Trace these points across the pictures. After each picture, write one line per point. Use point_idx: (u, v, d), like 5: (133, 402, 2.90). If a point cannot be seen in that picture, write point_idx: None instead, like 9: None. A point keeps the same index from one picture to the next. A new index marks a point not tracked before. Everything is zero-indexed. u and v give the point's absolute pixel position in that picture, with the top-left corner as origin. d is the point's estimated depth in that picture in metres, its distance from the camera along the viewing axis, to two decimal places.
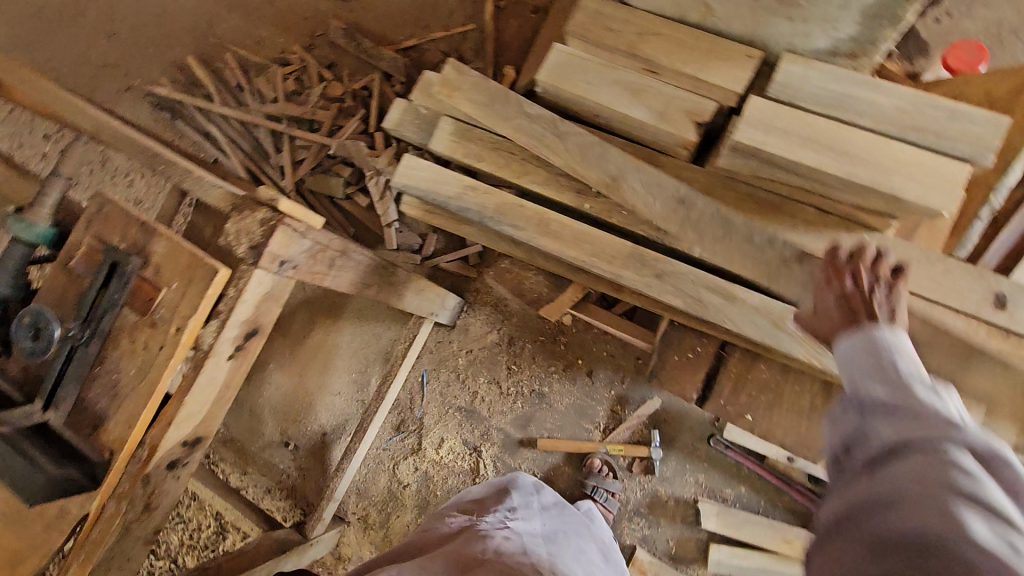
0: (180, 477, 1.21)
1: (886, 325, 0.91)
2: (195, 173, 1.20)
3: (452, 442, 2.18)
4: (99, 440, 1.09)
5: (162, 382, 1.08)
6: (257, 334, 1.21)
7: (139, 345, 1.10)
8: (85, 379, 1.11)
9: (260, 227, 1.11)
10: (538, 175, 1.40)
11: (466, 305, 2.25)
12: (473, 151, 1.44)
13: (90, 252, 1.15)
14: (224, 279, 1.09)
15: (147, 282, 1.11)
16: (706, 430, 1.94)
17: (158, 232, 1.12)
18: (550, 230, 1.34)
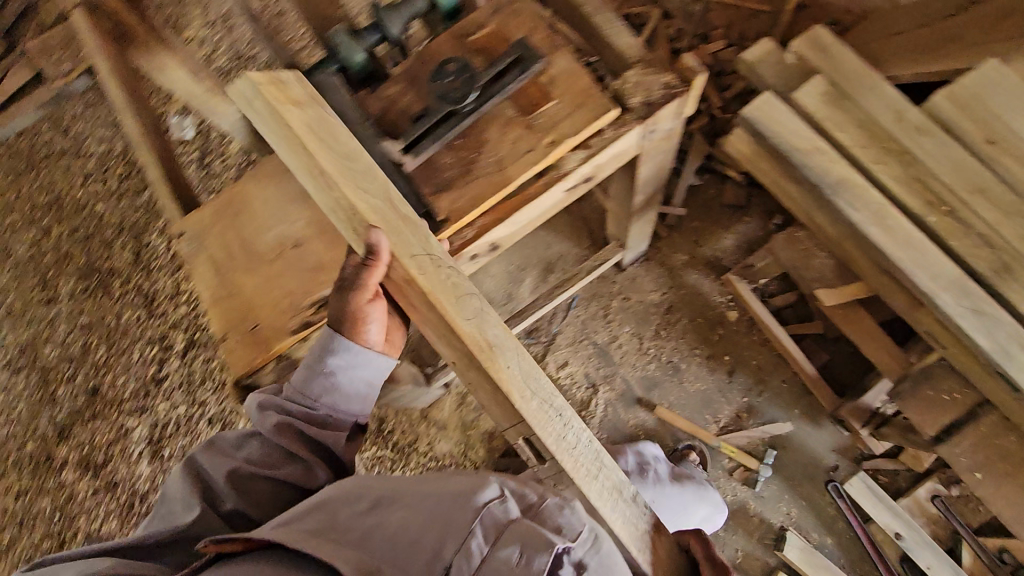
0: (461, 274, 1.25)
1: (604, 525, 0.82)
2: (606, 17, 1.24)
3: (574, 370, 2.19)
4: (439, 202, 1.14)
5: (516, 180, 1.14)
6: (589, 182, 1.24)
7: (508, 137, 1.15)
8: (447, 143, 1.16)
9: (660, 90, 1.16)
10: (892, 168, 1.30)
11: (644, 259, 2.24)
12: (836, 118, 1.34)
13: (492, 37, 1.21)
14: (612, 120, 1.15)
15: (540, 88, 1.17)
16: (823, 474, 1.95)
17: (564, 52, 1.18)
18: (885, 223, 1.26)
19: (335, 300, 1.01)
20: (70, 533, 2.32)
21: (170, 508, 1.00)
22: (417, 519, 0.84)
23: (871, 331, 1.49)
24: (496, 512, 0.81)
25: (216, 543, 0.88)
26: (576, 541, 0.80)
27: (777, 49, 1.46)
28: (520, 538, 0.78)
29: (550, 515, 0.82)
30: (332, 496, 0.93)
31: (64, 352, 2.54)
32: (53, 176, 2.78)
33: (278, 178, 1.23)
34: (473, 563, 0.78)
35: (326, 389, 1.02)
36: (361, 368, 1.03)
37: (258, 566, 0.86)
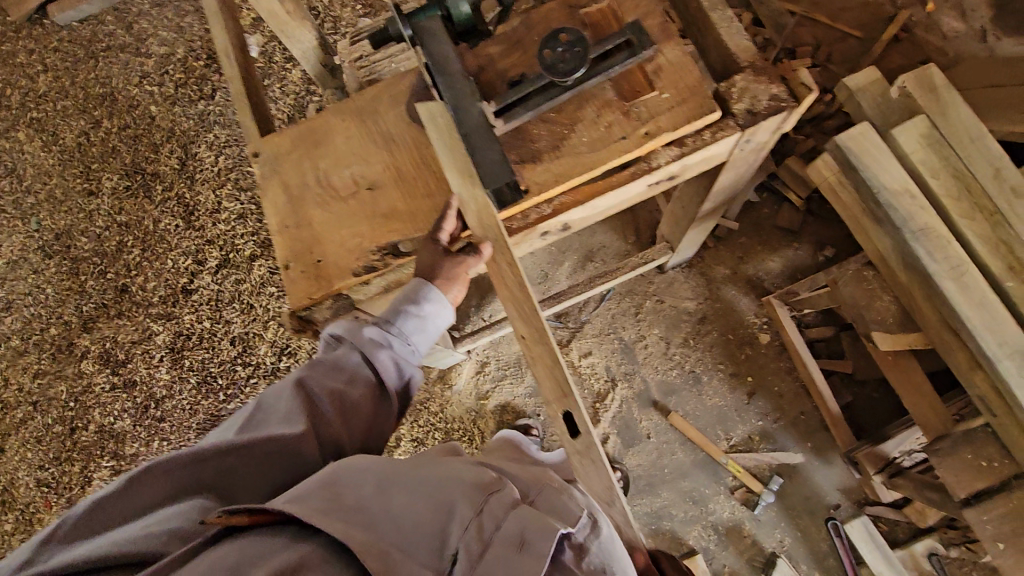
0: (525, 248, 1.24)
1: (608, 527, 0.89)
2: (724, 14, 1.20)
3: (596, 361, 2.19)
4: (521, 173, 1.12)
5: (604, 165, 1.11)
6: (673, 180, 1.22)
7: (603, 121, 1.12)
8: (540, 113, 1.13)
9: (767, 101, 1.12)
10: (980, 225, 1.26)
11: (686, 265, 2.22)
12: (931, 162, 1.30)
13: (606, 13, 1.17)
14: (713, 121, 1.11)
15: (644, 75, 1.13)
16: (824, 510, 1.98)
17: (676, 42, 1.14)
18: (960, 279, 1.23)
19: (431, 254, 1.08)
20: (83, 421, 2.39)
21: (260, 421, 0.94)
22: (425, 503, 0.85)
23: (917, 385, 1.45)
24: (495, 503, 0.86)
25: (228, 514, 0.79)
26: (577, 526, 0.86)
27: (882, 79, 1.40)
28: (521, 523, 0.83)
29: (556, 507, 0.90)
30: (335, 476, 0.87)
31: (98, 247, 2.56)
32: (110, 70, 2.75)
33: (362, 116, 1.22)
34: (478, 547, 0.81)
35: (412, 332, 1.07)
36: (440, 322, 1.09)
37: (276, 539, 0.79)
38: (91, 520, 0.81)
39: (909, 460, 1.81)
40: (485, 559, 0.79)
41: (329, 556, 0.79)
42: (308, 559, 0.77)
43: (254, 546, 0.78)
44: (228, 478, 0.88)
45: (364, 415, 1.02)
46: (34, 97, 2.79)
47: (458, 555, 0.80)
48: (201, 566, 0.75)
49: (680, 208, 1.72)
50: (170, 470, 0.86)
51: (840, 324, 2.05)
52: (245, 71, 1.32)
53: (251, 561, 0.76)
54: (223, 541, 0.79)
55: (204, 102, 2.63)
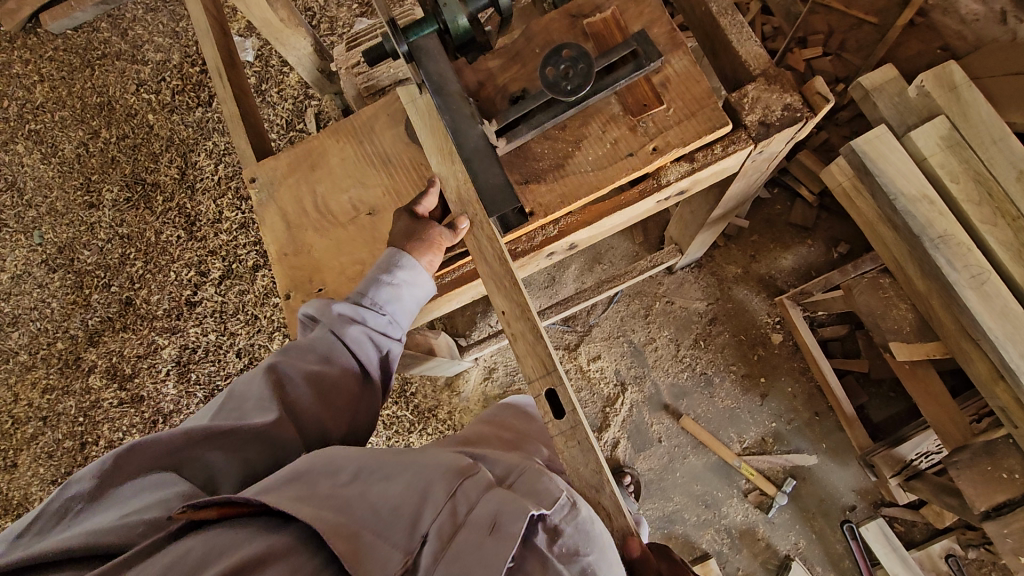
0: (533, 268, 1.21)
1: (588, 510, 0.82)
2: (733, 19, 1.13)
3: (605, 365, 2.16)
4: (524, 195, 1.08)
5: (610, 184, 1.07)
6: (683, 194, 1.17)
7: (608, 138, 1.08)
8: (543, 131, 1.09)
9: (780, 111, 1.07)
10: (1002, 232, 1.21)
11: (695, 265, 2.18)
12: (951, 167, 1.25)
13: (610, 23, 1.11)
14: (723, 134, 1.06)
15: (650, 88, 1.08)
16: (838, 512, 1.96)
17: (684, 51, 1.09)
18: (982, 289, 1.19)
19: (405, 224, 1.05)
20: (94, 436, 2.40)
21: (237, 403, 0.94)
22: (396, 485, 0.83)
23: (934, 394, 1.41)
24: (470, 485, 0.83)
25: (193, 508, 0.75)
26: (552, 507, 0.81)
27: (899, 78, 1.34)
28: (496, 505, 0.79)
29: (534, 490, 0.86)
30: (309, 465, 0.85)
31: (101, 260, 2.55)
32: (106, 78, 2.72)
33: (359, 138, 1.18)
34: (451, 530, 0.78)
35: (385, 302, 1.04)
36: (417, 291, 1.06)
37: (242, 532, 0.76)
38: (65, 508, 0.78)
39: (928, 461, 1.76)
40: (458, 535, 0.77)
41: (296, 546, 0.77)
42: (276, 549, 0.75)
43: (219, 539, 0.75)
44: (209, 462, 0.87)
45: (342, 391, 1.02)
46: (31, 108, 2.77)
47: (429, 539, 0.77)
48: (164, 558, 0.72)
49: (689, 211, 1.68)
50: (147, 455, 0.84)
51: (854, 323, 2.01)
52: (237, 89, 1.29)
53: (216, 553, 0.73)
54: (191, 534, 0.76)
55: (202, 109, 2.59)
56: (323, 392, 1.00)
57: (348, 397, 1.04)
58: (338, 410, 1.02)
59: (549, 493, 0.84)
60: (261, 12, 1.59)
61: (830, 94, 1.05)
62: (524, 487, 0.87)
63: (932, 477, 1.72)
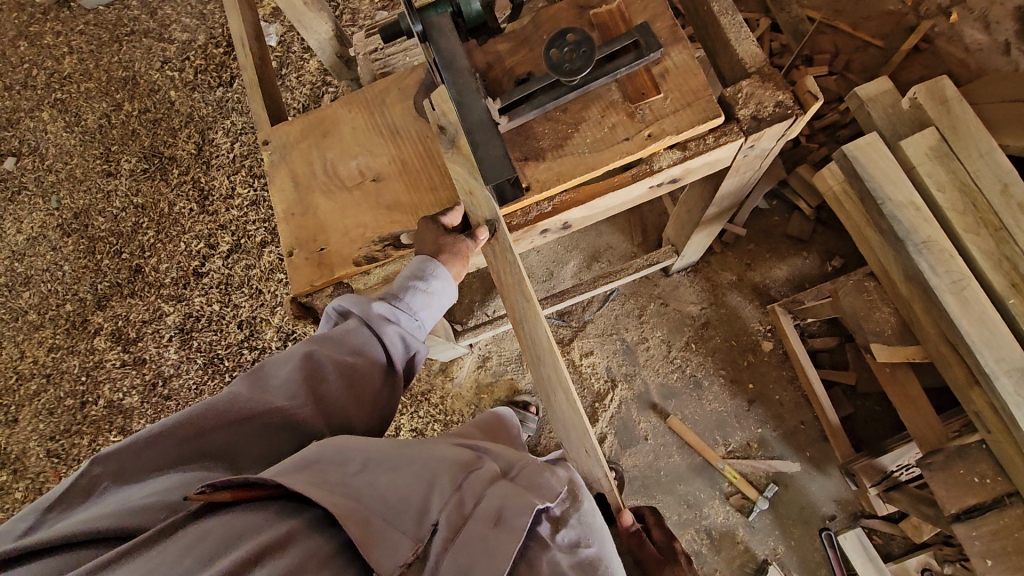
0: (527, 244, 1.27)
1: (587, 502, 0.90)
2: (734, 19, 1.19)
3: (597, 361, 2.20)
4: (524, 172, 1.13)
5: (605, 166, 1.12)
6: (675, 183, 1.23)
7: (606, 122, 1.13)
8: (545, 112, 1.14)
9: (773, 107, 1.11)
10: (984, 242, 1.25)
11: (691, 269, 2.22)
12: (938, 177, 1.29)
13: (615, 14, 1.16)
14: (716, 125, 1.11)
15: (650, 78, 1.13)
16: (818, 521, 1.97)
17: (684, 45, 1.14)
18: (961, 294, 1.22)
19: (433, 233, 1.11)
20: (94, 396, 2.45)
21: (263, 389, 0.96)
22: (406, 478, 0.86)
23: (914, 400, 1.44)
24: (475, 480, 0.86)
25: (210, 490, 0.81)
26: (555, 500, 0.86)
27: (894, 91, 1.39)
28: (500, 498, 0.83)
29: (536, 483, 0.88)
30: (319, 455, 0.89)
31: (114, 227, 2.61)
32: (133, 53, 2.81)
33: (370, 109, 1.24)
34: (457, 521, 0.82)
35: (419, 308, 1.10)
36: (445, 299, 1.12)
37: (259, 514, 0.82)
38: (89, 487, 0.84)
39: (907, 474, 1.78)
40: (464, 527, 0.81)
41: (312, 530, 0.83)
42: (294, 532, 0.81)
43: (235, 522, 0.81)
44: (230, 445, 0.91)
45: (370, 388, 1.06)
46: (59, 78, 2.86)
47: (437, 528, 0.82)
48: (183, 539, 0.78)
49: (686, 211, 1.72)
50: (168, 438, 0.88)
51: (844, 335, 2.04)
52: (259, 59, 1.35)
53: (238, 534, 0.79)
54: (210, 515, 0.81)
55: (223, 89, 2.67)
56: (352, 385, 1.03)
57: (374, 393, 1.07)
58: (363, 405, 1.05)
59: (552, 486, 0.87)
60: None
61: (820, 93, 1.10)
62: (526, 477, 0.90)
63: (911, 489, 1.74)
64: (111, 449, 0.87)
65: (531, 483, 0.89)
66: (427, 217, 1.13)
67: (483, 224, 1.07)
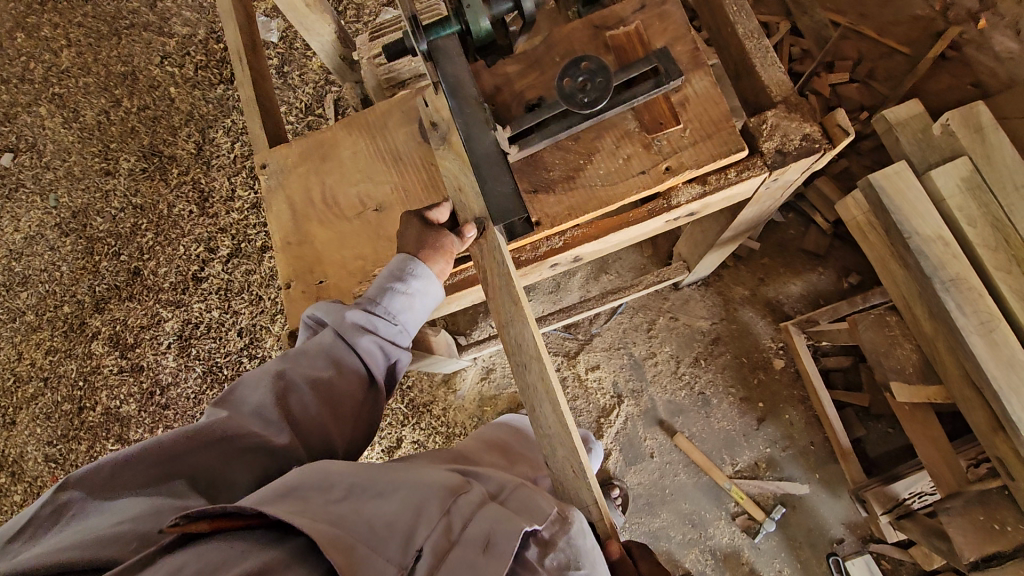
0: (535, 277, 1.21)
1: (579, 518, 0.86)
2: (759, 43, 1.11)
3: (604, 375, 2.15)
4: (533, 206, 1.07)
5: (618, 200, 1.06)
6: (692, 216, 1.16)
7: (620, 153, 1.07)
8: (556, 141, 1.07)
9: (799, 141, 1.05)
10: (1016, 280, 1.19)
11: (702, 282, 2.16)
12: (969, 210, 1.22)
13: (633, 37, 1.09)
14: (738, 158, 1.05)
15: (668, 107, 1.06)
16: (825, 544, 1.94)
17: (706, 72, 1.07)
18: (989, 337, 1.16)
19: (416, 229, 1.05)
20: (93, 400, 2.43)
21: (236, 415, 0.91)
22: (392, 503, 0.83)
23: (933, 436, 1.39)
24: (463, 504, 0.85)
25: (186, 521, 0.73)
26: (544, 522, 0.84)
27: (925, 114, 1.31)
28: (490, 523, 0.82)
29: (526, 506, 0.88)
30: (301, 480, 0.83)
31: (113, 228, 2.57)
32: (131, 48, 2.74)
33: (371, 133, 1.18)
34: (445, 546, 0.79)
35: (400, 311, 1.05)
36: (428, 300, 1.07)
37: (238, 546, 0.74)
38: (58, 512, 0.77)
39: (920, 502, 1.74)
40: (453, 552, 0.78)
41: (292, 560, 0.75)
42: (274, 565, 0.73)
43: (211, 554, 0.72)
44: (209, 468, 0.85)
45: (350, 403, 1.02)
46: (56, 72, 2.79)
47: (425, 554, 0.77)
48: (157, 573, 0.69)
49: (700, 230, 1.66)
50: (144, 460, 0.82)
51: (858, 355, 1.99)
52: (257, 75, 1.29)
53: (213, 567, 0.70)
54: (184, 549, 0.73)
55: (224, 86, 2.60)
56: (329, 402, 0.99)
57: (354, 407, 1.02)
58: (344, 423, 1.01)
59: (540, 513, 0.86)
60: None
61: (851, 127, 1.03)
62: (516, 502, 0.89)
63: (924, 519, 1.70)
64: (83, 471, 0.80)
65: (520, 507, 0.88)
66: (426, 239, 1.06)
67: (471, 222, 1.00)
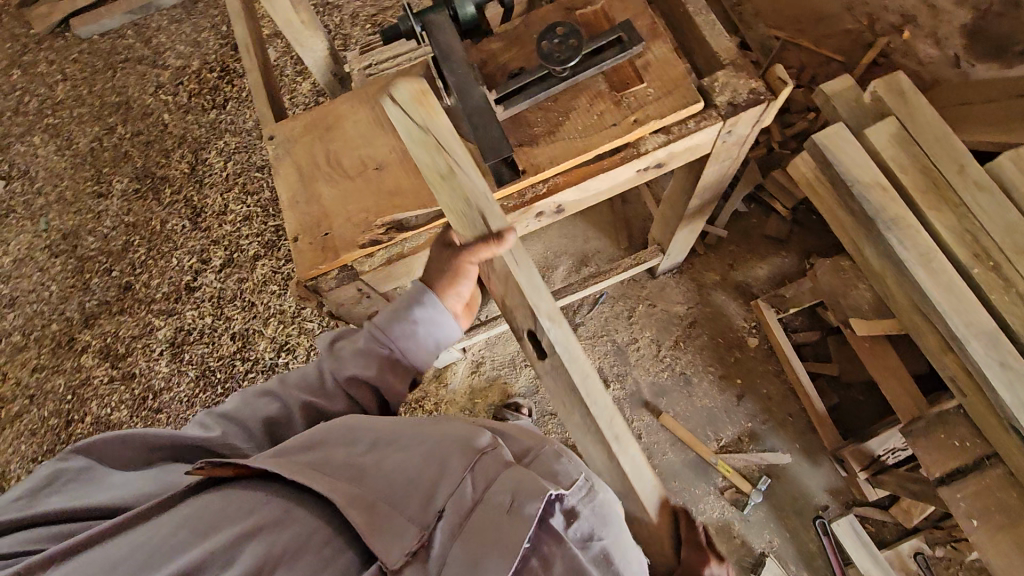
0: (525, 229, 1.32)
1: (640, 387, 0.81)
2: (706, 19, 1.29)
3: (590, 362, 2.24)
4: (519, 157, 1.20)
5: (594, 149, 1.20)
6: (660, 168, 1.30)
7: (594, 109, 1.21)
8: (536, 102, 1.22)
9: (746, 94, 1.21)
10: (948, 218, 1.34)
11: (677, 270, 2.30)
12: (901, 160, 1.39)
13: (599, 15, 1.26)
14: (695, 109, 1.20)
15: (633, 69, 1.22)
16: (811, 511, 2.00)
17: (663, 40, 1.24)
18: (929, 266, 1.31)
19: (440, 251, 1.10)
20: (79, 414, 2.40)
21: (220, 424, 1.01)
22: (408, 457, 0.92)
23: (895, 374, 1.50)
24: (487, 462, 0.91)
25: (211, 466, 0.86)
26: (570, 489, 0.90)
27: (856, 87, 1.50)
28: (512, 482, 0.86)
29: (552, 471, 0.93)
30: (326, 440, 0.96)
31: (105, 246, 2.62)
32: (127, 79, 2.88)
33: (370, 104, 1.31)
34: (466, 505, 0.86)
35: (403, 335, 1.08)
36: (438, 329, 1.11)
37: (260, 492, 0.87)
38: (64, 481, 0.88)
39: (894, 457, 1.84)
40: (475, 510, 0.85)
41: (313, 508, 0.87)
42: (294, 513, 0.86)
43: (232, 496, 0.86)
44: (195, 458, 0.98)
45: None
46: (51, 104, 2.91)
47: (444, 513, 0.86)
48: (174, 518, 0.83)
49: (670, 207, 1.81)
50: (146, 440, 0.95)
51: (825, 328, 2.12)
52: (263, 63, 1.42)
53: (229, 512, 0.84)
54: (210, 490, 0.87)
55: (216, 111, 2.74)
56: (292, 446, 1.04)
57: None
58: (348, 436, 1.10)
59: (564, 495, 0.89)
60: (287, 10, 1.75)
61: (789, 79, 1.19)
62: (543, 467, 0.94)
63: (898, 471, 1.79)
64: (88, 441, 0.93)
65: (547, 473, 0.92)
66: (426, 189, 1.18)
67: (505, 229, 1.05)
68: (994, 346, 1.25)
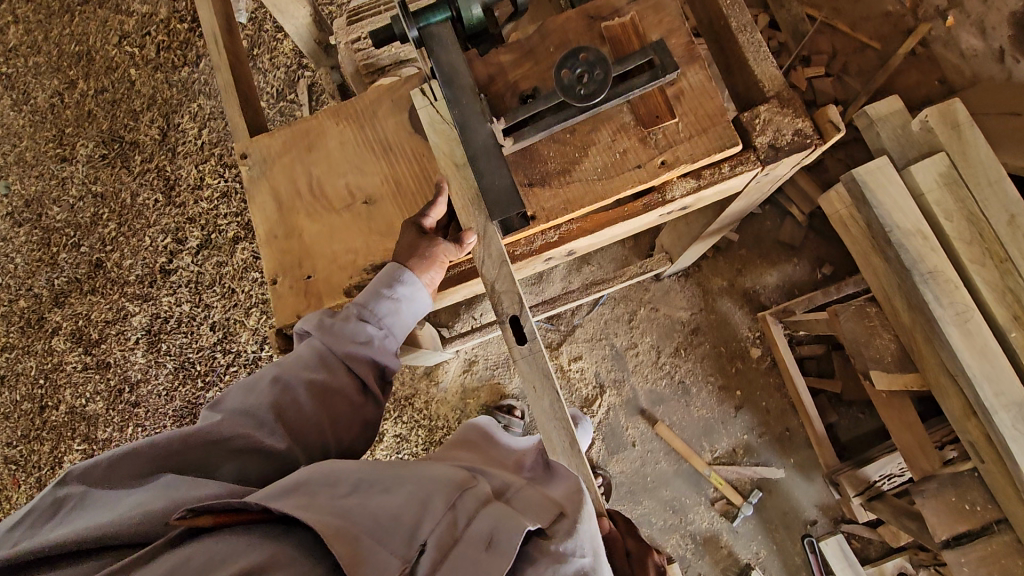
0: (536, 268, 1.22)
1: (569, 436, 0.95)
2: (752, 37, 1.12)
3: (586, 367, 2.17)
4: (529, 200, 1.06)
5: (614, 195, 1.06)
6: (684, 210, 1.18)
7: (617, 147, 1.06)
8: (551, 134, 1.05)
9: (791, 136, 1.06)
10: (988, 273, 1.25)
11: (682, 273, 2.19)
12: (946, 205, 1.27)
13: (628, 28, 1.08)
14: (733, 152, 1.05)
15: (664, 100, 1.06)
16: (800, 526, 2.01)
17: (701, 65, 1.07)
18: (963, 326, 1.22)
19: (412, 236, 1.04)
20: (53, 401, 2.33)
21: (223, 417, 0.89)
22: (397, 496, 0.79)
23: (908, 422, 1.45)
24: (468, 499, 0.80)
25: (192, 514, 0.72)
26: (550, 522, 0.80)
27: (903, 111, 1.35)
28: (494, 520, 0.77)
29: (530, 505, 0.84)
30: (308, 476, 0.79)
31: (71, 218, 2.43)
32: (85, 26, 2.56)
33: (359, 121, 1.14)
34: (448, 542, 0.75)
35: (386, 315, 1.01)
36: (417, 307, 1.04)
37: (243, 539, 0.72)
38: (57, 506, 0.75)
39: (889, 484, 1.81)
40: (457, 549, 0.74)
41: (297, 554, 0.72)
42: (278, 558, 0.71)
43: (220, 548, 0.70)
44: (205, 463, 0.84)
45: (346, 405, 0.99)
46: (4, 51, 2.62)
47: (427, 548, 0.74)
48: (160, 567, 0.68)
49: (685, 222, 1.67)
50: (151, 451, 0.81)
51: (831, 343, 2.05)
52: (234, 59, 1.22)
53: (214, 563, 0.69)
54: (191, 542, 0.72)
55: (188, 69, 2.47)
56: (303, 430, 0.93)
57: (350, 413, 1.00)
58: (337, 420, 0.98)
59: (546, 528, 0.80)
60: None
61: (842, 123, 1.04)
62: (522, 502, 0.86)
63: (892, 499, 1.77)
64: (84, 466, 0.79)
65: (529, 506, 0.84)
66: (415, 231, 1.05)
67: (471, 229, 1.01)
68: (1021, 418, 1.19)
